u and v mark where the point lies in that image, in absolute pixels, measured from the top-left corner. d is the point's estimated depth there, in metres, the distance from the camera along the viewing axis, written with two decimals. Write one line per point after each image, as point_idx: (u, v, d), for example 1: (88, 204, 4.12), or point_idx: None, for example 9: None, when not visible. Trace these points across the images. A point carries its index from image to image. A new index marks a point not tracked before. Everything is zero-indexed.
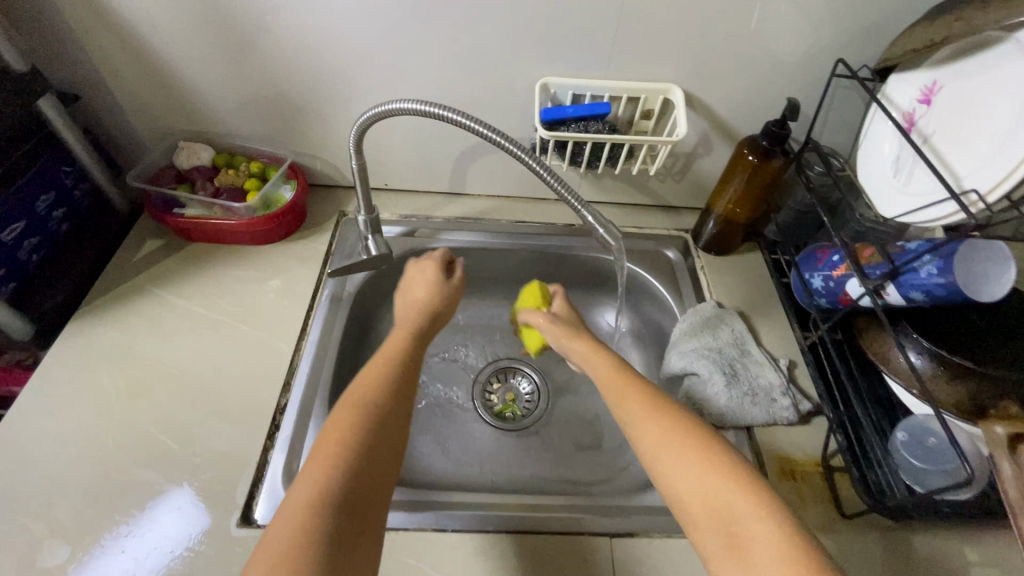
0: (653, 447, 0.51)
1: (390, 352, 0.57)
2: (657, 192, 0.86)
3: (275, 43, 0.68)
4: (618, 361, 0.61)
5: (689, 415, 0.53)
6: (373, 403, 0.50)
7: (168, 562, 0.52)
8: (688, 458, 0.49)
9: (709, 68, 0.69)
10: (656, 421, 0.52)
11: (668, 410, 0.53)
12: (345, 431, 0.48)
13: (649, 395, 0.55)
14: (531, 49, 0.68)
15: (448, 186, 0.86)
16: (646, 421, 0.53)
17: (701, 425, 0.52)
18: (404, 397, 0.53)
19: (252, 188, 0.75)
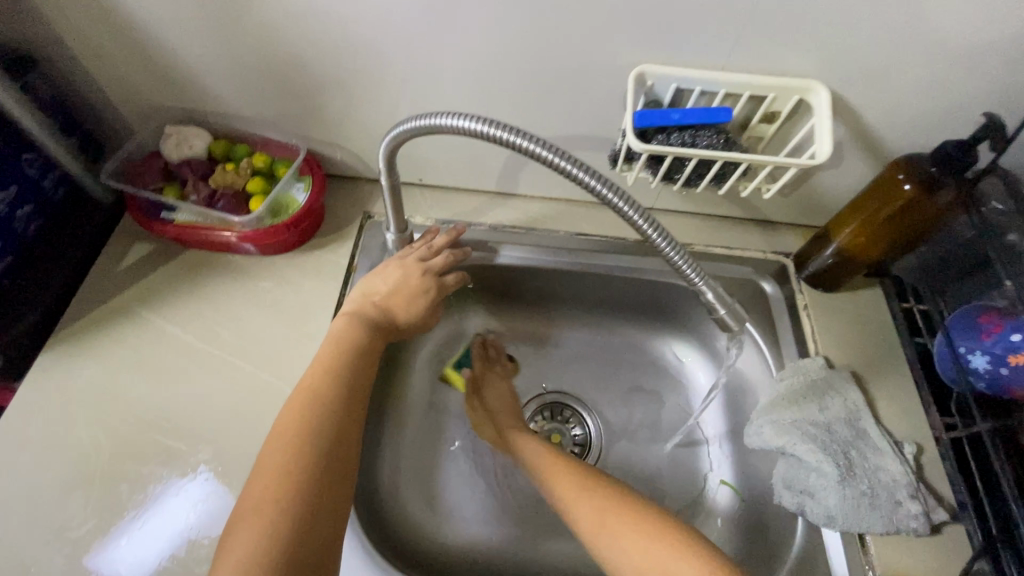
0: (593, 527, 0.49)
1: (319, 373, 0.50)
2: (757, 206, 0.68)
3: (283, 4, 0.50)
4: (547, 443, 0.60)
5: (615, 486, 0.52)
6: (303, 445, 0.45)
7: (190, 537, 0.49)
8: (623, 535, 0.47)
9: (873, 61, 0.49)
10: (616, 515, 0.48)
11: (597, 485, 0.52)
12: (275, 495, 0.42)
13: (579, 472, 0.54)
14: (628, 24, 0.49)
15: (495, 185, 0.70)
16: (579, 500, 0.51)
17: (631, 496, 0.50)
18: (343, 435, 0.48)
19: (256, 190, 0.60)
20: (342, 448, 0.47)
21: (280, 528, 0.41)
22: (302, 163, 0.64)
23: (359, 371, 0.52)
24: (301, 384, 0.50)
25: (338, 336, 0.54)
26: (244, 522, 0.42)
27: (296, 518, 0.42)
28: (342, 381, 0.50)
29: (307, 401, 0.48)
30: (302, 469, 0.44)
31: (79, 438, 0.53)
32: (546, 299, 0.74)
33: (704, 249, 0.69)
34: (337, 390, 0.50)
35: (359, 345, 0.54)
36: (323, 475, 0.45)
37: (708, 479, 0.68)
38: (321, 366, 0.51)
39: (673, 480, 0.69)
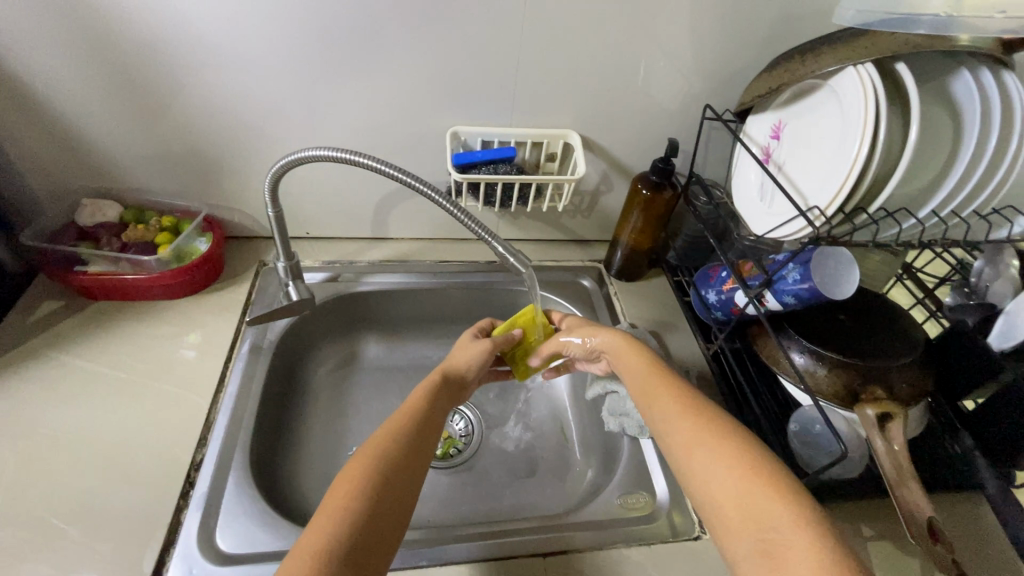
0: (695, 443, 0.51)
1: (407, 420, 0.56)
2: (569, 227, 0.93)
3: (190, 101, 0.70)
4: (652, 358, 0.63)
5: (724, 416, 0.54)
6: (390, 442, 0.53)
7: None
8: (723, 462, 0.49)
9: (598, 114, 0.78)
10: (701, 433, 0.52)
11: (701, 411, 0.54)
12: (360, 474, 0.49)
13: (687, 397, 0.57)
14: (440, 103, 0.74)
15: (370, 231, 0.89)
16: (682, 421, 0.54)
17: (733, 426, 0.52)
18: (426, 440, 0.56)
19: (163, 239, 0.74)
20: (412, 466, 0.52)
21: (353, 516, 0.46)
22: (203, 223, 0.79)
23: (436, 413, 0.59)
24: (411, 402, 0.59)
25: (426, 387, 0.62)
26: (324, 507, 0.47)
27: (369, 507, 0.47)
28: (425, 424, 0.57)
29: (387, 439, 0.54)
30: (382, 472, 0.50)
31: None
32: (423, 319, 0.90)
33: (538, 263, 0.91)
34: (420, 429, 0.56)
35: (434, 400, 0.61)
36: (394, 494, 0.49)
37: (573, 441, 0.82)
38: (409, 412, 0.57)
39: (544, 448, 0.82)
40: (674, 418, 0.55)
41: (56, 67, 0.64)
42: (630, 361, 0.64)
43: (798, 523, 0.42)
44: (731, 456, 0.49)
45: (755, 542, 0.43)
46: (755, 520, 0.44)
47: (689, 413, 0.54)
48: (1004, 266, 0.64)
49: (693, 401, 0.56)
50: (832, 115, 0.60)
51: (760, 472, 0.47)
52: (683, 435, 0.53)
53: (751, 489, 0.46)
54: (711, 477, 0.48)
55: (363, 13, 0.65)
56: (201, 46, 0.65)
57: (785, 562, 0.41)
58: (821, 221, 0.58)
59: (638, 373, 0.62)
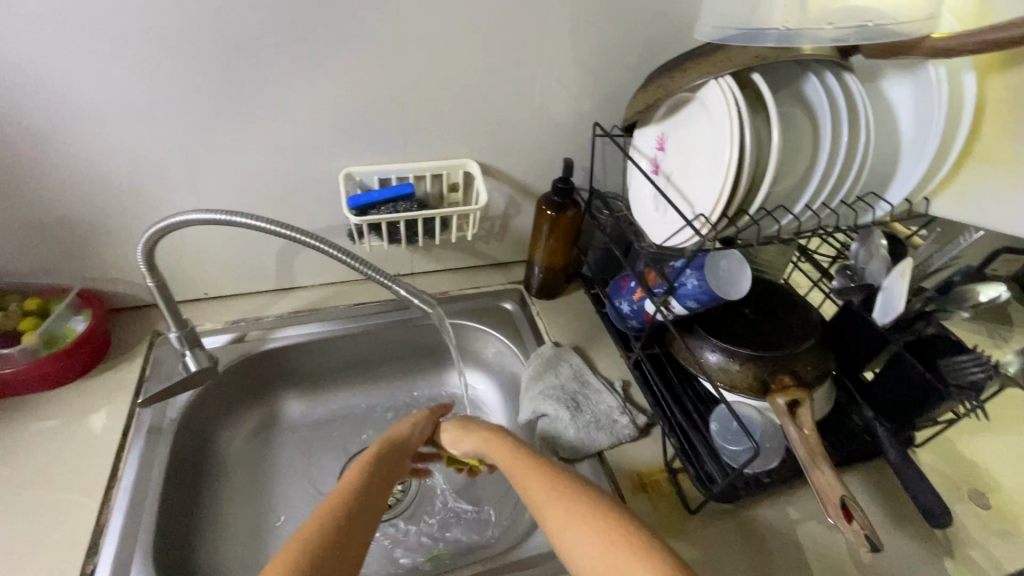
0: (561, 525, 0.53)
1: (346, 498, 0.57)
2: (485, 253, 0.92)
3: (37, 168, 0.63)
4: (521, 444, 0.64)
5: (585, 486, 0.56)
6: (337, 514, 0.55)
7: None
8: (587, 536, 0.51)
9: (493, 140, 0.78)
10: (563, 511, 0.54)
11: (564, 486, 0.56)
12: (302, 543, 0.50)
13: (550, 475, 0.58)
14: (329, 145, 0.72)
15: (275, 282, 0.84)
16: (548, 502, 0.56)
17: (594, 495, 0.55)
18: (368, 515, 0.57)
19: (27, 326, 0.66)
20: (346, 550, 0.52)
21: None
22: (79, 299, 0.72)
23: (378, 491, 0.61)
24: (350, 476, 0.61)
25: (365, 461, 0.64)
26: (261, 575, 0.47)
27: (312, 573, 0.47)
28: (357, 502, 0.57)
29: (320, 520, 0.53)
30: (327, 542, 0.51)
31: None
32: (345, 367, 0.86)
33: (457, 292, 0.90)
34: (357, 510, 0.56)
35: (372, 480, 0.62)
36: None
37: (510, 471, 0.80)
38: (342, 494, 0.58)
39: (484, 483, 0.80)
40: (556, 518, 0.54)
41: None
42: (496, 449, 0.65)
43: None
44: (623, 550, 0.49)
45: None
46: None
47: (554, 492, 0.56)
48: (874, 245, 0.70)
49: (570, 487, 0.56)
50: (704, 126, 0.63)
51: (627, 542, 0.49)
52: (557, 520, 0.54)
53: (619, 560, 0.48)
54: (582, 557, 0.50)
55: (228, 61, 0.62)
56: (45, 111, 0.59)
57: None
58: (707, 227, 0.61)
59: (510, 460, 0.63)
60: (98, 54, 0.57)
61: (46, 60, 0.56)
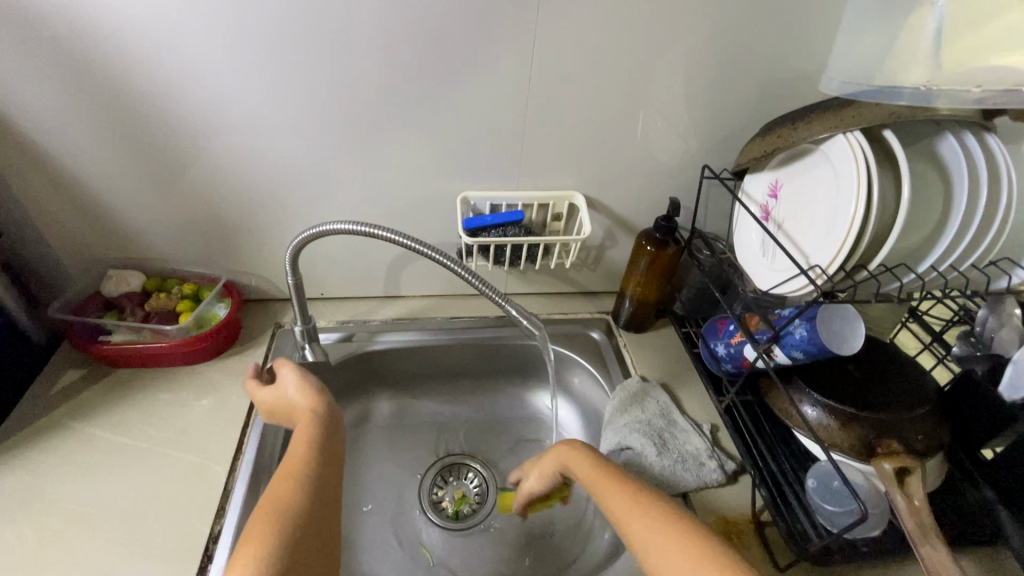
0: (648, 546, 0.52)
1: (284, 487, 0.53)
2: (577, 281, 0.95)
3: (207, 172, 0.73)
4: (596, 454, 0.64)
5: (671, 504, 0.55)
6: (282, 507, 0.51)
7: None
8: (677, 554, 0.50)
9: (600, 175, 0.82)
10: (648, 528, 0.53)
11: (646, 503, 0.56)
12: (255, 545, 0.47)
13: (629, 489, 0.58)
14: (451, 171, 0.78)
15: (383, 290, 0.91)
16: (633, 518, 0.55)
17: (680, 515, 0.54)
18: (314, 502, 0.53)
19: (184, 308, 0.76)
20: (314, 538, 0.51)
21: None
22: (222, 289, 0.82)
23: (322, 468, 0.57)
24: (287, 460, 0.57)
25: (298, 442, 0.59)
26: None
27: None
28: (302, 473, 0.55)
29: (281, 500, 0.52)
30: (280, 546, 0.48)
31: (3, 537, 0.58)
32: (435, 376, 0.91)
33: (547, 316, 0.93)
34: (307, 482, 0.55)
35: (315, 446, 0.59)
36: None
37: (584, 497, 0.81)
38: (290, 468, 0.56)
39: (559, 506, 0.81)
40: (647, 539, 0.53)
41: (87, 149, 0.69)
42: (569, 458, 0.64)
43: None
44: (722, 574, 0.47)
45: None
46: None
47: (636, 507, 0.55)
48: (1007, 315, 0.65)
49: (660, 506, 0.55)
50: (825, 178, 0.63)
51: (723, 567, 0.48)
52: (643, 537, 0.53)
53: None
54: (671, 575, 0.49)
55: (379, 91, 0.70)
56: (227, 127, 0.70)
57: None
58: (822, 278, 0.60)
59: (586, 468, 0.62)
60: (277, 82, 0.67)
61: (235, 84, 0.67)
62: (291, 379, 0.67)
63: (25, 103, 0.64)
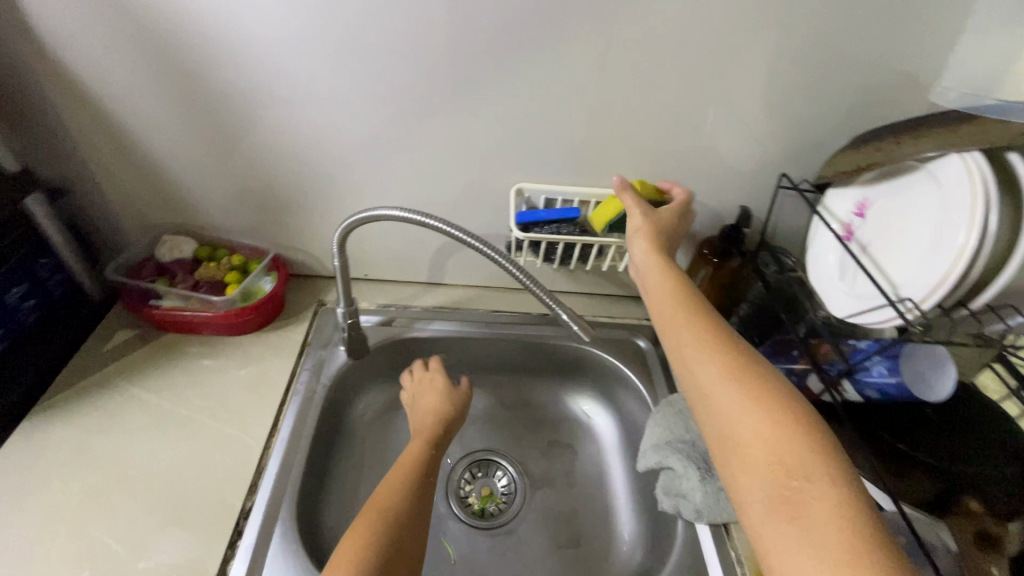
0: (707, 377, 0.53)
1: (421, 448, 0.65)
2: (628, 284, 0.91)
3: (264, 142, 0.72)
4: (694, 294, 0.61)
5: (743, 349, 0.54)
6: (421, 462, 0.63)
7: None
8: (757, 409, 0.48)
9: (665, 176, 0.76)
10: (715, 362, 0.53)
11: (725, 344, 0.54)
12: (398, 480, 0.59)
13: (710, 328, 0.56)
14: (508, 161, 0.75)
15: (426, 276, 0.90)
16: (701, 350, 0.54)
17: (756, 361, 0.52)
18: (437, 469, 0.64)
19: (233, 279, 0.76)
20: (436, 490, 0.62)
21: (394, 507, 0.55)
22: (270, 263, 0.82)
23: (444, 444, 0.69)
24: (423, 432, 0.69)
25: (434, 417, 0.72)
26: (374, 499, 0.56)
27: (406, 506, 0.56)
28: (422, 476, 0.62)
29: (395, 492, 0.57)
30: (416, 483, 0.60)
31: (50, 488, 0.60)
32: (472, 368, 0.89)
33: (592, 318, 0.89)
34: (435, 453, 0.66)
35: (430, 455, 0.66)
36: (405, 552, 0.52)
37: (613, 509, 0.79)
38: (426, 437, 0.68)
39: (588, 517, 0.78)
40: (697, 346, 0.55)
41: (150, 112, 0.69)
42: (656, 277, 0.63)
43: (830, 478, 0.43)
44: (771, 408, 0.48)
45: (775, 488, 0.44)
46: (784, 470, 0.44)
47: (712, 347, 0.54)
48: None
49: (729, 342, 0.55)
50: (929, 202, 0.56)
51: (790, 419, 0.47)
52: (715, 371, 0.52)
53: (776, 430, 0.46)
54: (736, 421, 0.48)
55: (445, 74, 0.67)
56: (287, 99, 0.68)
57: (808, 512, 0.42)
58: (914, 313, 0.54)
59: (675, 306, 0.60)
60: (341, 56, 0.65)
61: (298, 56, 0.65)
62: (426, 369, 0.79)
63: (96, 65, 0.64)
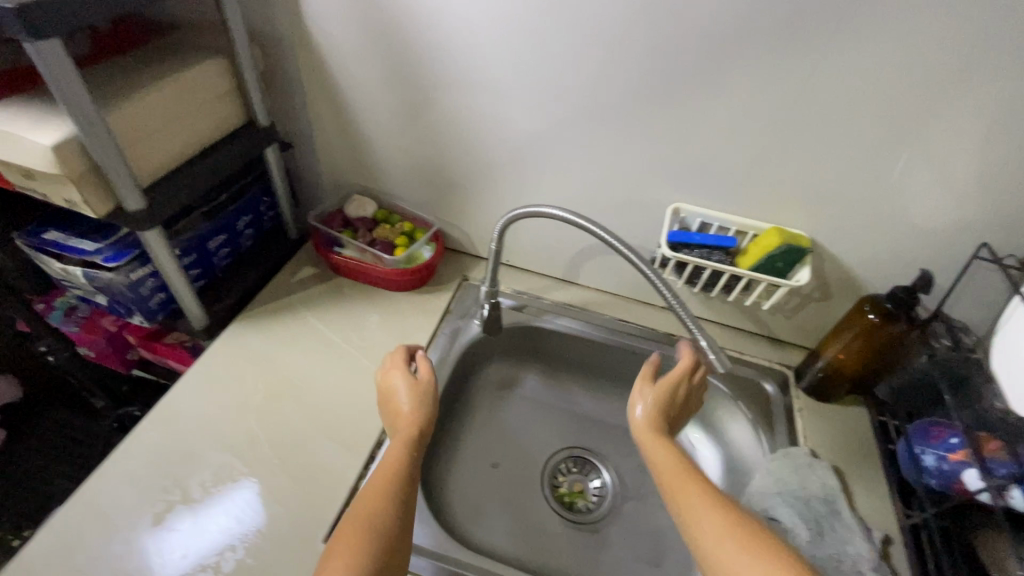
0: (712, 536, 0.52)
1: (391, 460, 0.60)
2: (765, 322, 0.87)
3: (452, 127, 0.81)
4: (679, 451, 0.63)
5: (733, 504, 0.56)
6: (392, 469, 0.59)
7: (224, 539, 0.60)
8: (754, 560, 0.49)
9: (836, 218, 0.72)
10: (709, 516, 0.54)
11: (725, 503, 0.55)
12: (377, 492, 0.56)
13: (703, 485, 0.57)
14: (670, 179, 0.76)
15: (562, 273, 0.94)
16: (702, 510, 0.55)
17: (748, 517, 0.53)
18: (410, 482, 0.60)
19: (401, 242, 0.88)
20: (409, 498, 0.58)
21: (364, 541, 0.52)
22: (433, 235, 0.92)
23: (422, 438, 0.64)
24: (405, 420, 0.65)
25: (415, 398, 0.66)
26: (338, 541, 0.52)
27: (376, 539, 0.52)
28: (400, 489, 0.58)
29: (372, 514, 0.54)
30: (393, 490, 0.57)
31: (243, 381, 0.75)
32: (586, 369, 0.92)
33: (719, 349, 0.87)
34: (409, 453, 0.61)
35: (407, 458, 0.61)
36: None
37: None
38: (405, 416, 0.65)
39: (675, 541, 0.78)
40: (690, 497, 0.56)
41: (368, 87, 0.80)
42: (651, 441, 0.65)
43: None
44: (765, 558, 0.49)
45: None
46: None
47: (709, 503, 0.55)
48: None
49: (709, 490, 0.57)
50: None
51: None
52: (713, 528, 0.52)
53: None
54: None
55: (631, 89, 0.70)
56: (481, 92, 0.76)
57: None
58: None
59: (670, 457, 0.62)
60: (537, 60, 0.71)
61: (499, 55, 0.72)
62: (388, 369, 0.70)
63: (339, 50, 0.77)
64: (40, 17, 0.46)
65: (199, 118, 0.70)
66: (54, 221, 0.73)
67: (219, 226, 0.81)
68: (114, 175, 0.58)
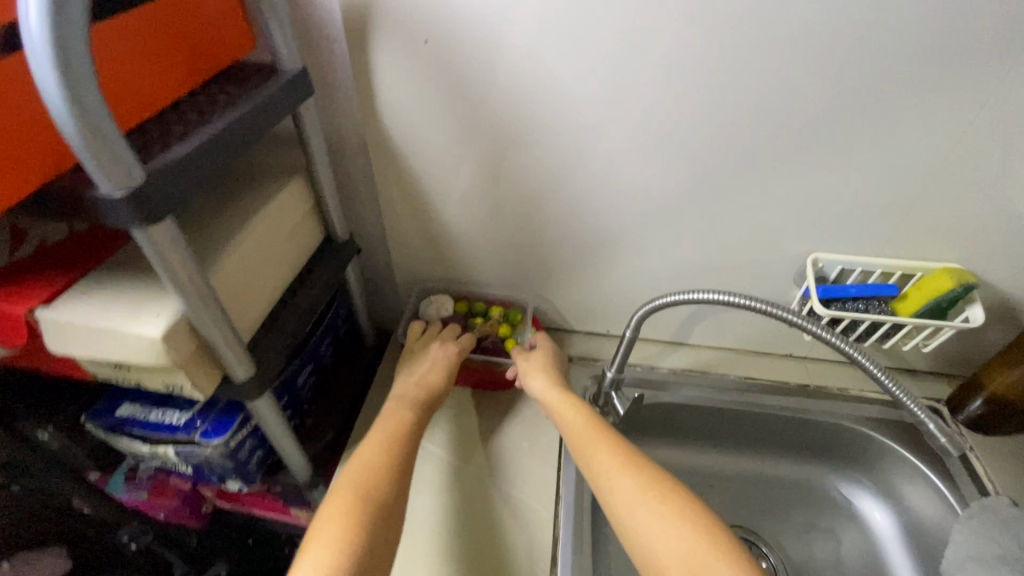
0: (629, 503, 0.54)
1: (394, 422, 0.64)
2: (904, 358, 0.81)
3: (549, 207, 0.74)
4: (591, 414, 0.66)
5: (648, 462, 0.59)
6: (400, 440, 0.62)
7: None
8: (671, 519, 0.52)
9: (990, 244, 0.67)
10: (644, 484, 0.55)
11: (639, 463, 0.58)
12: (370, 451, 0.59)
13: (619, 445, 0.61)
14: (798, 230, 0.71)
15: (671, 335, 0.87)
16: (625, 473, 0.57)
17: (660, 476, 0.56)
18: (410, 436, 0.64)
19: (507, 337, 0.82)
20: (404, 449, 0.62)
21: (361, 489, 0.55)
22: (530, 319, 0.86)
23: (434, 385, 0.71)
24: (400, 400, 0.68)
25: (436, 356, 0.74)
26: (340, 488, 0.55)
27: (372, 475, 0.57)
28: (404, 440, 0.62)
29: (371, 460, 0.58)
30: (389, 451, 0.60)
31: None
32: (715, 436, 0.84)
33: (860, 394, 0.81)
34: (410, 419, 0.65)
35: (413, 424, 0.65)
36: (389, 517, 0.55)
37: None
38: (423, 381, 0.71)
39: None
40: (611, 463, 0.58)
41: (451, 177, 0.73)
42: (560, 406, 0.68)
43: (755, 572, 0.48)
44: (688, 523, 0.51)
45: None
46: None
47: (626, 464, 0.58)
48: None
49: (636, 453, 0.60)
50: None
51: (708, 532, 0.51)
52: (635, 494, 0.55)
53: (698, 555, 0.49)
54: (656, 538, 0.51)
55: (759, 142, 0.64)
56: (583, 165, 0.69)
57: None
58: None
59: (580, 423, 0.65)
60: (651, 126, 0.64)
61: (606, 126, 0.65)
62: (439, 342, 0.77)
63: (417, 141, 0.70)
64: (150, 201, 0.37)
65: (287, 251, 0.61)
66: (128, 389, 0.63)
67: (306, 359, 0.71)
68: (224, 351, 0.49)
